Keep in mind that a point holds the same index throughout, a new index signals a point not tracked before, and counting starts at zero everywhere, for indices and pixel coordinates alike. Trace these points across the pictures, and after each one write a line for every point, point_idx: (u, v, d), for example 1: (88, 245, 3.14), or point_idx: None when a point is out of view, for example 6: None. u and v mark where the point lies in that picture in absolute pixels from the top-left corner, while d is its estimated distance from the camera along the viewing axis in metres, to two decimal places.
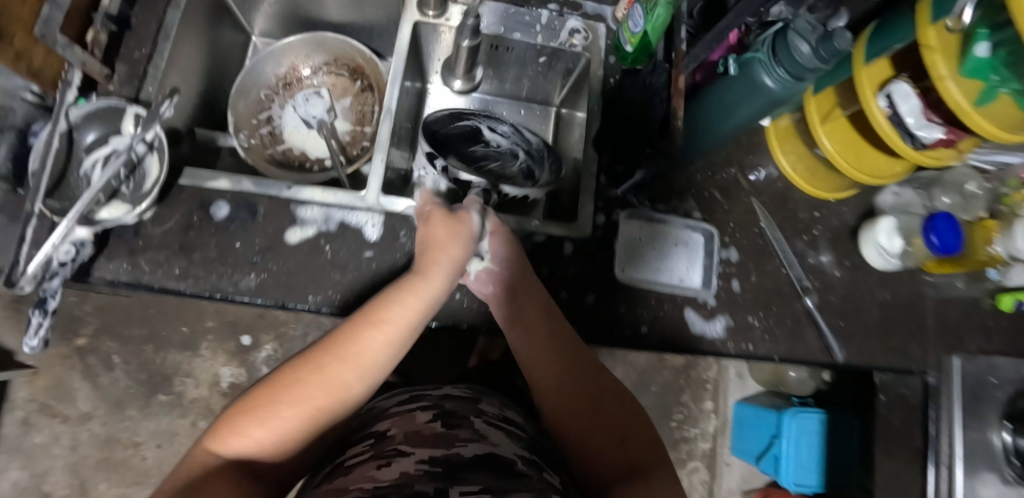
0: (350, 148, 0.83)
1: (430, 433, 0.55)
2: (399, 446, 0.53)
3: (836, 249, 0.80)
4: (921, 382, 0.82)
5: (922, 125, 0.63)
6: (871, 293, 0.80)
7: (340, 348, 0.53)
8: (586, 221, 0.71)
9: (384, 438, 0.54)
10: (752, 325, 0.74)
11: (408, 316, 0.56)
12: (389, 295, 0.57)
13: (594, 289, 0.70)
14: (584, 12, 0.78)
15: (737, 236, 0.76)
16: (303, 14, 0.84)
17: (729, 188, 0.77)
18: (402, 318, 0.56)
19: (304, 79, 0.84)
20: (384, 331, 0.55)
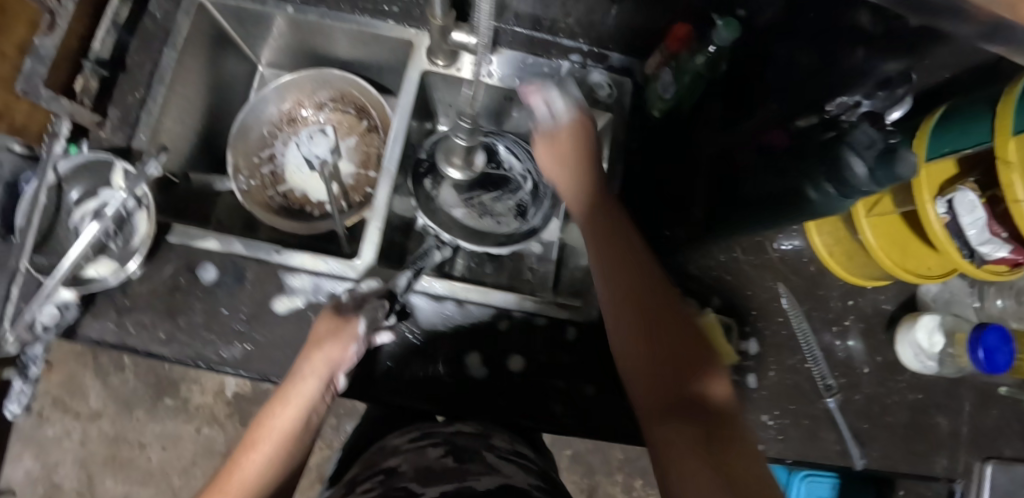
0: (352, 194, 0.79)
1: (441, 469, 0.52)
2: (411, 486, 0.51)
3: (868, 341, 0.74)
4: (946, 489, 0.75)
5: (983, 240, 0.56)
6: (901, 393, 0.73)
7: (218, 484, 0.45)
8: (594, 306, 0.66)
9: (394, 477, 0.52)
10: (764, 424, 0.69)
11: (297, 409, 0.50)
12: (262, 411, 0.50)
13: (596, 380, 0.64)
14: (611, 65, 0.71)
15: (757, 324, 0.70)
16: (311, 48, 0.78)
17: (754, 271, 0.71)
18: (300, 396, 0.51)
19: (309, 117, 0.80)
20: (283, 410, 0.50)
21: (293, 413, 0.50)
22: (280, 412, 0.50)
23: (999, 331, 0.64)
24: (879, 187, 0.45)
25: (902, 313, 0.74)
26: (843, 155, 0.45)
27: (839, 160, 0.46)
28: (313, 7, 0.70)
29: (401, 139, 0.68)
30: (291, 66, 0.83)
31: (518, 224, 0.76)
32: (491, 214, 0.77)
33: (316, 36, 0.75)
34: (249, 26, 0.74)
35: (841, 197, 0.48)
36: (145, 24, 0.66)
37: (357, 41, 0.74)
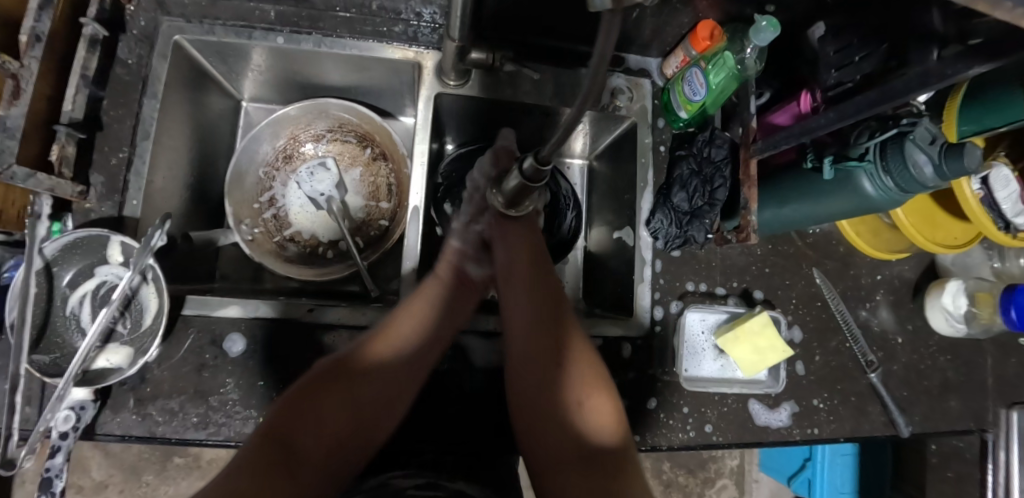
0: (366, 228, 0.74)
1: None
2: None
3: (898, 311, 0.76)
4: (979, 439, 0.79)
5: (1019, 212, 0.57)
6: (933, 356, 0.76)
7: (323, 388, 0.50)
8: (645, 317, 0.64)
9: None
10: (817, 409, 0.70)
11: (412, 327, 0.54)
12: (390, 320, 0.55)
13: (657, 394, 0.63)
14: (627, 68, 0.69)
15: (800, 312, 0.70)
16: (301, 79, 0.72)
17: (791, 259, 0.71)
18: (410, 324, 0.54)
19: (307, 151, 0.74)
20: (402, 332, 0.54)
21: (415, 328, 0.54)
22: (400, 329, 0.54)
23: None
24: (944, 182, 0.47)
25: (924, 280, 0.77)
26: (906, 148, 0.47)
27: (904, 156, 0.47)
28: (303, 34, 0.63)
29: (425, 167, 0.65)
30: (276, 98, 0.76)
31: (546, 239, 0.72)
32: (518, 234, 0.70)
33: (307, 64, 0.68)
34: (230, 61, 0.67)
35: (897, 192, 0.50)
36: (118, 72, 0.60)
37: (354, 67, 0.68)
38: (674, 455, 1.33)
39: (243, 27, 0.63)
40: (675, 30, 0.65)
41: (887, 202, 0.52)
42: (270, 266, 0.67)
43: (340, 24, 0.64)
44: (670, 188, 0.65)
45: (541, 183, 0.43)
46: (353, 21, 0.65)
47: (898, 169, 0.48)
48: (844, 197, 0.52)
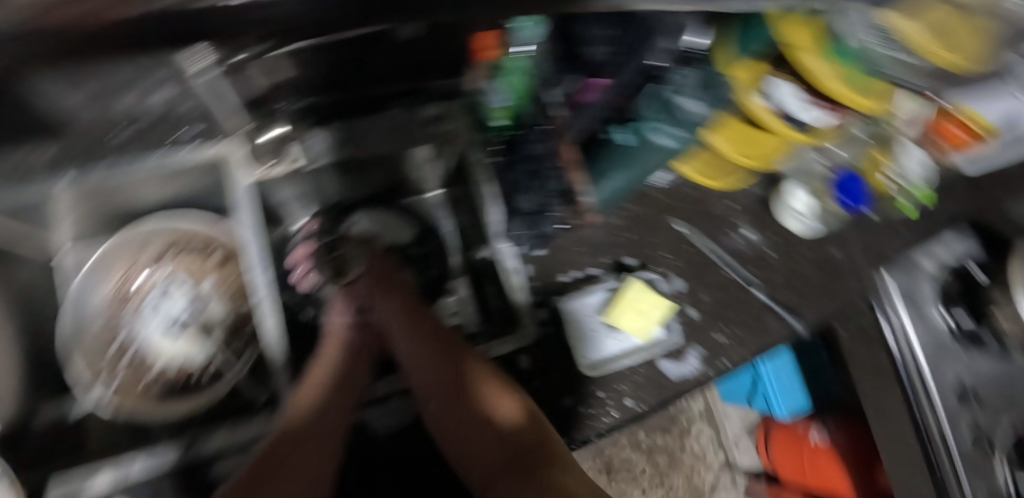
0: (235, 336, 0.71)
1: None
2: None
3: (760, 226, 0.81)
4: None
5: (805, 111, 0.60)
6: (802, 253, 0.82)
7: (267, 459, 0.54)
8: (531, 325, 0.65)
9: None
10: (720, 342, 0.73)
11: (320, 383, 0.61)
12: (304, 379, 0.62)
13: (568, 390, 0.64)
14: (437, 94, 0.72)
15: (673, 262, 0.74)
16: (114, 209, 0.68)
17: (649, 215, 0.74)
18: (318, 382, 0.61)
19: (147, 280, 0.71)
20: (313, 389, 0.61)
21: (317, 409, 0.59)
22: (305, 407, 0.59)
23: (848, 171, 0.74)
24: None
25: (771, 191, 0.83)
26: None
27: None
28: (89, 168, 0.61)
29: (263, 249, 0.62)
30: (97, 233, 0.72)
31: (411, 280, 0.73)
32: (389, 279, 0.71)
33: (111, 196, 0.65)
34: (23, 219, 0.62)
35: None
36: None
37: (160, 183, 0.66)
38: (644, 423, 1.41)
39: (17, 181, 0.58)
40: (460, 47, 0.66)
41: None
42: (143, 416, 0.65)
43: (124, 144, 0.61)
44: (509, 192, 0.67)
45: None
46: (138, 137, 0.62)
47: None
48: None
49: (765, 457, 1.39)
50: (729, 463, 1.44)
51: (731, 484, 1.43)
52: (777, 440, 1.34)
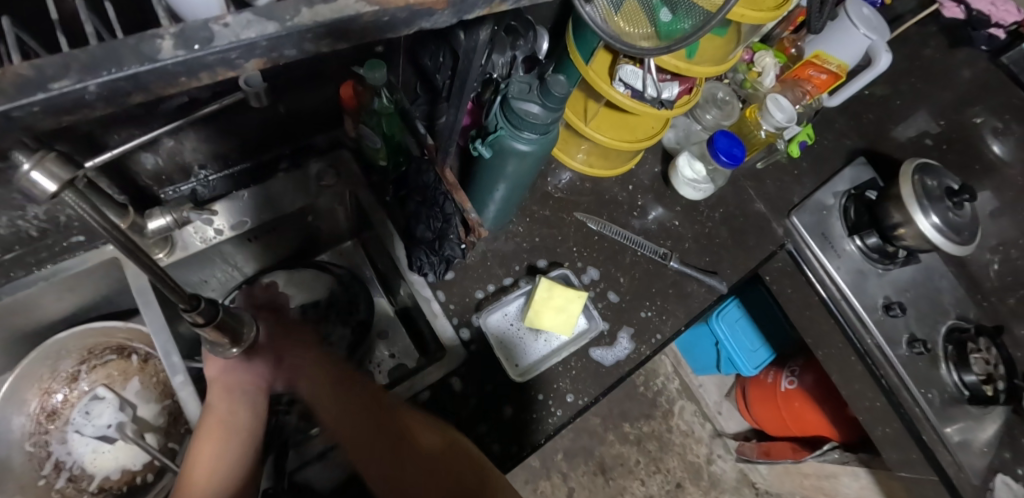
0: (173, 428, 0.75)
1: None
2: None
3: (663, 202, 0.86)
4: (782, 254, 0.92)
5: (659, 90, 0.67)
6: (707, 217, 0.87)
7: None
8: (456, 346, 0.66)
9: None
10: (648, 318, 0.76)
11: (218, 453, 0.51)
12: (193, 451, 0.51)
13: (507, 399, 0.65)
14: (319, 150, 0.75)
15: (585, 254, 0.77)
16: (20, 333, 0.71)
17: (552, 217, 0.78)
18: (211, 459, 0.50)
19: (69, 395, 0.73)
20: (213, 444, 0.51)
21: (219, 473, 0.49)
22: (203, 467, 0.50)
23: (721, 133, 0.79)
24: (558, 114, 0.51)
25: (667, 166, 0.88)
26: (514, 107, 0.51)
27: (517, 115, 0.51)
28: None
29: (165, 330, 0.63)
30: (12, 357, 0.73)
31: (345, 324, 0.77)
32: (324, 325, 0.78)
33: (17, 314, 0.67)
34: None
35: (538, 136, 0.54)
36: None
37: (62, 290, 0.67)
38: (627, 414, 1.53)
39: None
40: (327, 104, 0.70)
41: (546, 144, 0.56)
42: None
43: (12, 265, 0.63)
44: (405, 227, 0.69)
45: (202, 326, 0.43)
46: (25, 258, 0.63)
47: (522, 125, 0.52)
48: (516, 162, 0.56)
49: (748, 414, 1.46)
50: (718, 432, 1.56)
51: (723, 451, 1.55)
52: (754, 395, 1.40)
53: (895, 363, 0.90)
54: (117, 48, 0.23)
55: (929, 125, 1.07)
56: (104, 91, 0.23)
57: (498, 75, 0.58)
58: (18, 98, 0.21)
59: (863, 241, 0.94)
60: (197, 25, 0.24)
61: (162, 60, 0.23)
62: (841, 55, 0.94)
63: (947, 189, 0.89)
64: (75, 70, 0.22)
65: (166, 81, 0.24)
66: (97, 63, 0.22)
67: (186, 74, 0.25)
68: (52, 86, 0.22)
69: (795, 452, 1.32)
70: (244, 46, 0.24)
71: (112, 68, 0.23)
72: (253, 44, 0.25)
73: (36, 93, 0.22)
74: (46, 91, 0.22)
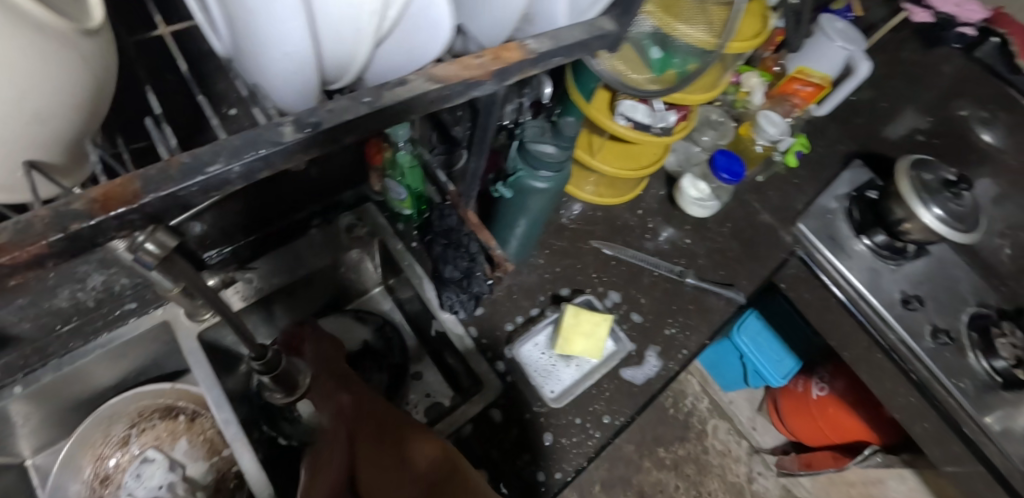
0: (222, 483, 0.78)
1: None
2: None
3: (672, 222, 0.90)
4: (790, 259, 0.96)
5: (658, 120, 0.72)
6: (717, 232, 0.90)
7: None
8: (494, 379, 0.68)
9: None
10: (672, 335, 0.78)
11: None
12: None
13: (547, 426, 0.67)
14: (347, 206, 0.80)
15: (605, 279, 0.80)
16: (75, 402, 0.75)
17: (569, 247, 0.82)
18: None
19: (121, 458, 0.77)
20: None
21: None
22: None
23: (721, 153, 0.83)
24: (571, 151, 0.55)
25: (672, 188, 0.92)
26: (531, 149, 0.55)
27: (534, 155, 0.56)
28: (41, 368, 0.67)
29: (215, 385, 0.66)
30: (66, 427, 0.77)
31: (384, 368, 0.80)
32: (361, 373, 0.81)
33: (72, 385, 0.72)
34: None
35: (554, 173, 0.58)
36: None
37: (114, 358, 0.72)
38: (660, 438, 1.51)
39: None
40: (354, 162, 0.75)
41: (561, 180, 0.60)
42: None
43: (70, 336, 0.69)
44: (434, 268, 0.73)
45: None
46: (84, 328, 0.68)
47: (540, 164, 0.56)
48: (535, 199, 0.60)
49: (782, 427, 1.46)
50: (755, 448, 1.52)
51: (762, 468, 1.50)
52: (787, 405, 1.40)
53: (921, 355, 0.91)
54: (251, 136, 0.24)
55: (917, 123, 1.13)
56: (244, 172, 0.24)
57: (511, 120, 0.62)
58: (183, 182, 0.23)
59: (873, 240, 0.97)
60: (310, 112, 0.25)
61: (285, 143, 0.24)
62: (823, 68, 0.99)
63: (944, 181, 0.92)
64: (223, 156, 0.24)
65: (286, 160, 0.25)
66: (238, 150, 0.24)
67: (303, 152, 0.25)
68: (200, 174, 0.23)
69: (835, 460, 1.30)
70: (347, 125, 0.25)
71: (251, 152, 0.24)
72: (351, 123, 0.26)
73: (194, 177, 0.23)
74: (198, 178, 0.23)
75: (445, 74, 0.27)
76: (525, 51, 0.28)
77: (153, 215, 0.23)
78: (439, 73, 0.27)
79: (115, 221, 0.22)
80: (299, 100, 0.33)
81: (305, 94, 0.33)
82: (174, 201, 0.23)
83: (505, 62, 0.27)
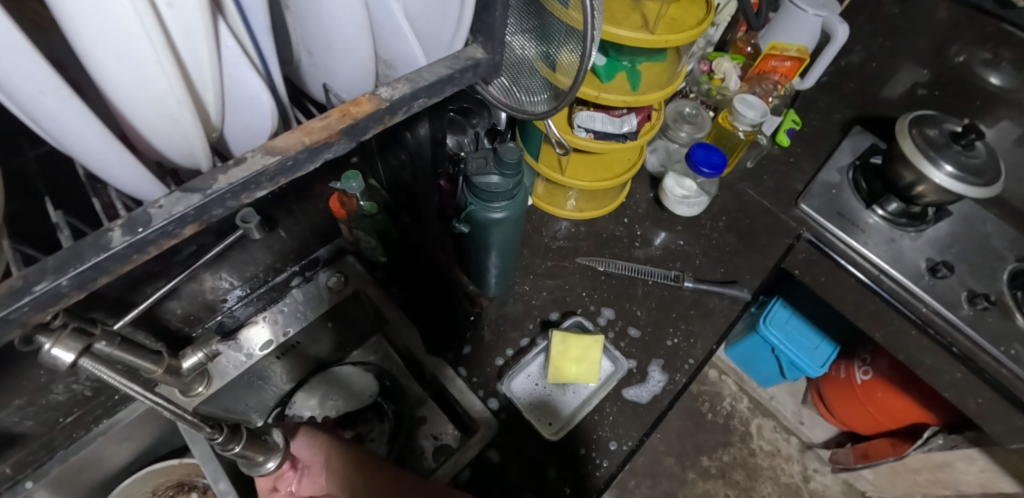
0: None
1: None
2: None
3: (663, 225, 0.86)
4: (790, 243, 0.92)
5: (620, 124, 0.69)
6: (711, 227, 0.86)
7: None
8: (488, 418, 0.66)
9: None
10: (676, 344, 0.74)
11: None
12: None
13: (548, 461, 0.64)
14: (324, 261, 0.78)
15: (596, 296, 0.77)
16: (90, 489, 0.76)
17: (554, 268, 0.79)
18: None
19: None
20: None
21: None
22: None
23: (697, 147, 0.79)
24: (518, 178, 0.53)
25: (657, 190, 0.89)
26: (476, 182, 0.53)
27: (480, 188, 0.54)
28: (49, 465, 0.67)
29: (211, 456, 0.64)
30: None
31: (389, 421, 0.79)
32: (365, 425, 0.81)
33: (84, 471, 0.71)
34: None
35: (506, 201, 0.56)
36: None
37: (121, 441, 0.72)
38: (702, 446, 1.45)
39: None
40: (323, 218, 0.75)
41: (518, 207, 0.58)
42: None
43: (74, 427, 0.67)
44: (419, 307, 0.71)
45: (234, 448, 0.47)
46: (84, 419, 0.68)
47: (488, 195, 0.54)
48: (495, 230, 0.58)
49: (833, 418, 1.37)
50: (806, 444, 1.47)
51: (818, 464, 1.45)
52: (831, 393, 1.31)
53: (960, 325, 0.80)
54: (82, 246, 0.24)
55: (916, 77, 1.04)
56: (76, 283, 0.24)
57: (459, 153, 0.60)
58: (8, 305, 0.23)
59: (886, 208, 0.89)
60: (142, 210, 0.25)
61: (112, 249, 0.24)
62: (798, 40, 0.93)
63: (951, 133, 0.82)
64: (49, 273, 0.24)
65: (124, 262, 0.25)
66: (67, 263, 0.24)
67: (142, 252, 0.25)
68: (35, 288, 0.23)
69: (894, 448, 1.18)
70: (182, 218, 0.25)
71: (77, 263, 0.24)
72: (184, 215, 0.25)
73: (22, 298, 0.23)
74: (33, 292, 0.23)
75: (284, 145, 0.26)
76: (375, 102, 0.27)
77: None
78: (279, 144, 0.26)
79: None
80: (142, 191, 0.33)
81: (144, 187, 0.32)
82: (8, 325, 0.24)
83: (353, 119, 0.27)
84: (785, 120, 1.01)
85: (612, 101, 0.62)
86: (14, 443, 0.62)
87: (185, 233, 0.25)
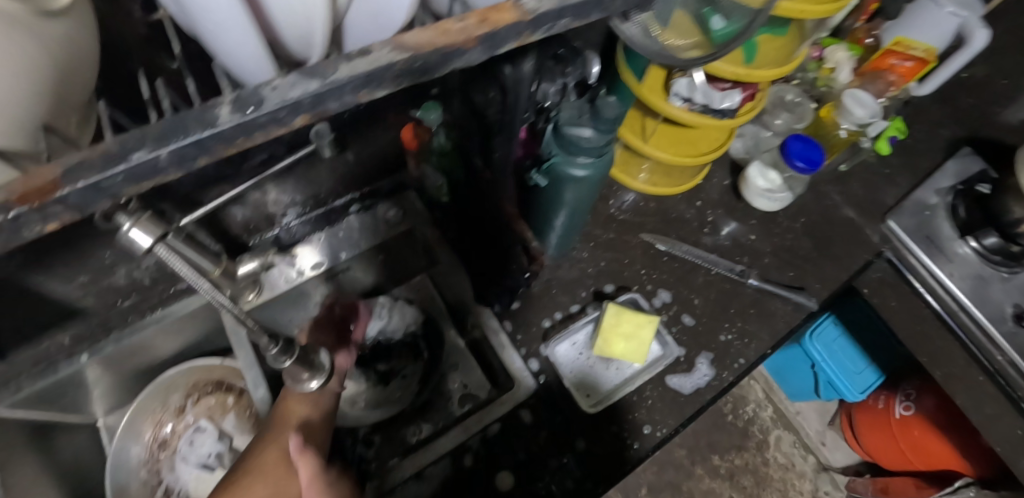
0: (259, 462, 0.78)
1: None
2: None
3: (736, 216, 0.81)
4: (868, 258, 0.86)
5: (721, 99, 0.63)
6: (788, 227, 0.81)
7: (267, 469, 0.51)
8: (527, 378, 0.65)
9: None
10: (729, 341, 0.70)
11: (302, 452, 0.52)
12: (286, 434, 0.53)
13: (578, 432, 0.63)
14: (386, 193, 0.78)
15: (655, 276, 0.74)
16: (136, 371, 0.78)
17: (616, 240, 0.76)
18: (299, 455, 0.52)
19: (176, 427, 0.80)
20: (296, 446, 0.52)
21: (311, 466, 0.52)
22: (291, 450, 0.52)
23: (795, 138, 0.73)
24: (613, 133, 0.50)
25: (737, 178, 0.83)
26: (568, 132, 0.51)
27: (571, 140, 0.51)
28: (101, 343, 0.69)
29: (255, 364, 0.65)
30: (126, 398, 0.80)
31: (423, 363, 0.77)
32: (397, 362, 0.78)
33: (134, 355, 0.74)
34: (59, 398, 0.69)
35: (596, 159, 0.53)
36: None
37: (171, 332, 0.74)
38: (715, 445, 1.43)
39: (45, 369, 0.66)
40: (392, 148, 0.73)
41: (604, 167, 0.56)
42: None
43: (130, 311, 0.69)
44: (473, 254, 0.70)
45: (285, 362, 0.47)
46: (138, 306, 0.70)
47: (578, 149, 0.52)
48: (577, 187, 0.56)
49: (858, 446, 1.32)
50: (823, 465, 1.43)
51: (831, 487, 1.40)
52: (863, 420, 1.26)
53: None
54: (185, 119, 0.23)
55: None
56: (174, 159, 0.23)
57: None
58: (102, 171, 0.22)
59: (980, 242, 0.79)
60: (253, 90, 0.23)
61: (219, 126, 0.22)
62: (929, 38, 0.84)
63: None
64: (149, 142, 0.23)
65: (226, 145, 0.24)
66: (169, 133, 0.23)
67: (247, 136, 0.24)
68: (126, 159, 0.22)
69: (919, 490, 1.14)
70: (296, 105, 0.24)
71: (178, 137, 0.22)
72: (299, 102, 0.24)
73: (117, 164, 0.22)
74: (124, 163, 0.22)
75: (418, 43, 0.24)
76: (517, 14, 0.25)
77: (74, 207, 0.22)
78: (411, 41, 0.24)
79: (36, 213, 0.22)
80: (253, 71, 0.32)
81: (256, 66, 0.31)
82: (100, 193, 0.23)
83: (491, 28, 0.25)
84: (890, 127, 0.92)
85: (719, 71, 0.58)
86: (74, 316, 0.64)
87: (294, 123, 0.24)
